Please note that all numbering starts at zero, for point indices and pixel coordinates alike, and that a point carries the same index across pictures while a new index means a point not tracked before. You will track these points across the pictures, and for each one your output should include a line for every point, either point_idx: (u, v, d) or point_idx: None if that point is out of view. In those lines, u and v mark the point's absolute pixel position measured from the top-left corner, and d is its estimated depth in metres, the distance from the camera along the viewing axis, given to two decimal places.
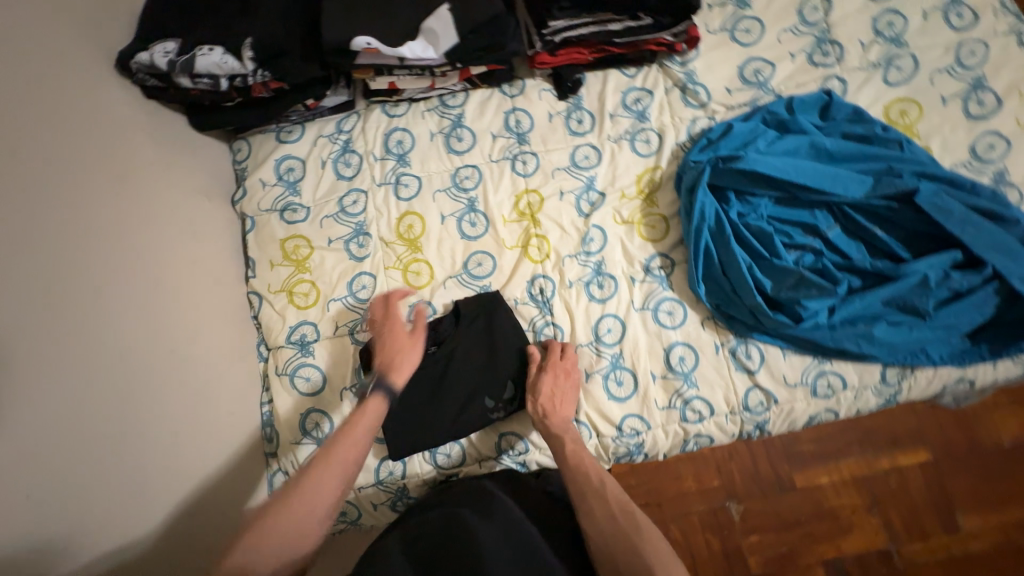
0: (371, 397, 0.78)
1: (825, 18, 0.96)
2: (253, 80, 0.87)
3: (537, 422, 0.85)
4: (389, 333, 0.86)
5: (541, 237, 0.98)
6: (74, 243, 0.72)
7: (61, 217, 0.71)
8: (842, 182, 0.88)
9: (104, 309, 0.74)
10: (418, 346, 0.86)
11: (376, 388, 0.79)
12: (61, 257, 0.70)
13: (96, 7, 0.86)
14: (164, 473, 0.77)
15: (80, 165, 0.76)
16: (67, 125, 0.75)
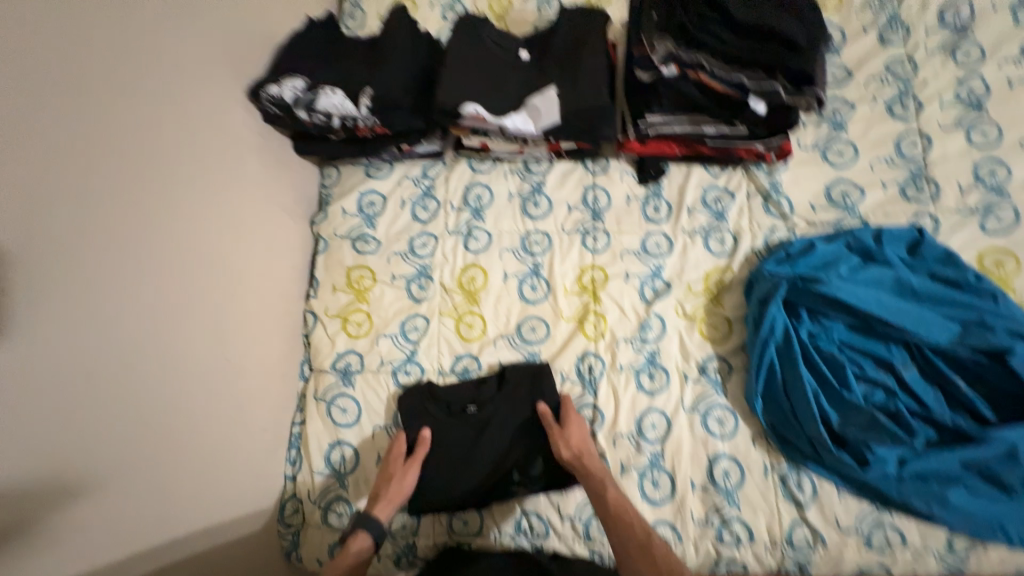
0: (354, 534, 0.79)
1: (922, 155, 0.96)
2: (362, 123, 0.93)
3: (572, 462, 0.82)
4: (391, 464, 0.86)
5: (598, 314, 0.97)
6: (167, 246, 0.78)
7: (161, 221, 0.77)
8: (927, 325, 0.84)
9: (175, 311, 0.78)
10: (411, 476, 0.85)
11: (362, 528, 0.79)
12: (151, 258, 0.75)
13: (244, 42, 0.96)
14: (187, 482, 0.78)
15: (190, 176, 0.83)
16: (189, 139, 0.83)
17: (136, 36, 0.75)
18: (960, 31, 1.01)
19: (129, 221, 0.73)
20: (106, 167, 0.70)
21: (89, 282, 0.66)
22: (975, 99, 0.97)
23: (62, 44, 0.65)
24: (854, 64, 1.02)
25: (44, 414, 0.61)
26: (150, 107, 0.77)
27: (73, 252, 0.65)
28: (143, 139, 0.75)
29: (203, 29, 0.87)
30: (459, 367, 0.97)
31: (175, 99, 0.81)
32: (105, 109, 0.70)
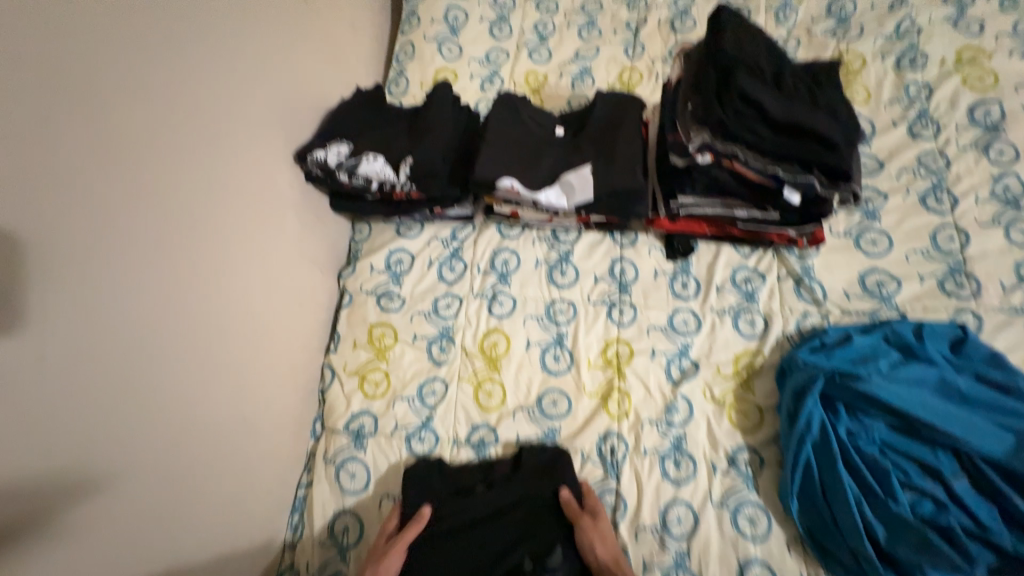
0: None
1: (960, 249, 0.94)
2: (399, 188, 0.97)
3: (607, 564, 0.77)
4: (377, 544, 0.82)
5: (623, 392, 0.94)
6: (203, 303, 0.79)
7: (201, 280, 0.79)
8: (978, 433, 0.78)
9: (199, 368, 0.79)
10: (393, 559, 0.78)
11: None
12: (187, 316, 0.77)
13: (296, 108, 1.02)
14: (187, 551, 0.76)
15: (234, 235, 0.86)
16: (237, 200, 0.87)
17: (205, 108, 0.80)
18: (992, 129, 1.02)
19: (173, 282, 0.75)
20: (161, 230, 0.72)
21: (127, 343, 0.68)
22: (1011, 197, 0.96)
23: (139, 118, 0.70)
24: (885, 155, 1.04)
25: (64, 480, 0.60)
26: (207, 171, 0.80)
27: (119, 314, 0.66)
28: (196, 202, 0.78)
29: (263, 99, 0.93)
30: (475, 438, 0.94)
31: (230, 163, 0.85)
32: (169, 176, 0.74)
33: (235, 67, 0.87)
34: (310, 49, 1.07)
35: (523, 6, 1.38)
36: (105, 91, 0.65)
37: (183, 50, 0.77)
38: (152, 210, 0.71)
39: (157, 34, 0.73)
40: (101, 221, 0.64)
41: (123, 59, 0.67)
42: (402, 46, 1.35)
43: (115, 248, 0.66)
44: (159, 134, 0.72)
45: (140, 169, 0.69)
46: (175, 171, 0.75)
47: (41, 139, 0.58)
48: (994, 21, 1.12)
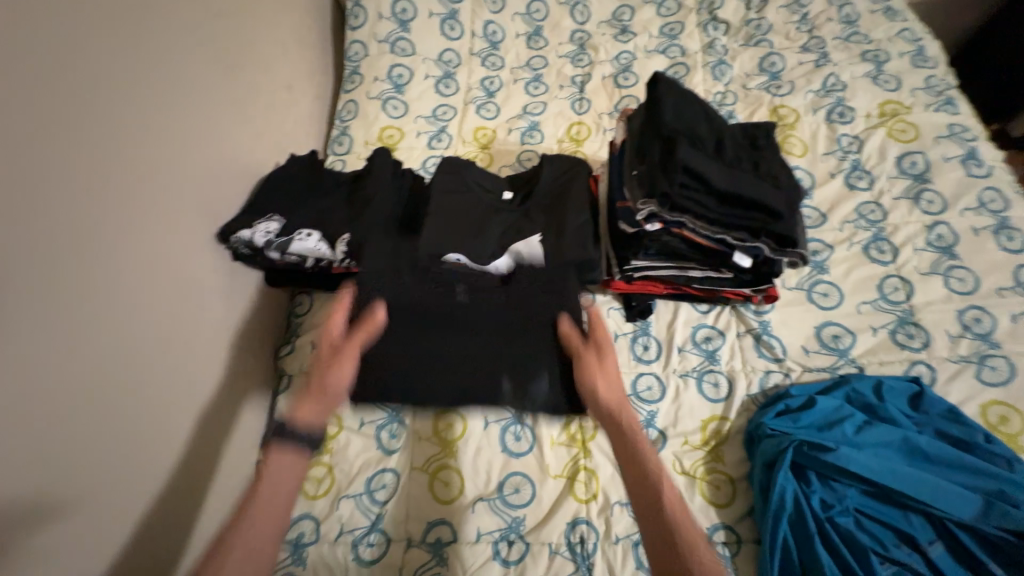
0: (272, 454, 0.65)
1: (906, 300, 0.96)
2: (337, 265, 0.90)
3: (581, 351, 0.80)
4: (320, 356, 0.77)
5: (590, 471, 0.87)
6: (89, 436, 0.65)
7: (87, 410, 0.65)
8: (947, 497, 0.77)
9: (85, 519, 0.64)
10: (345, 370, 0.74)
11: (274, 438, 0.66)
12: (68, 460, 0.63)
13: (224, 180, 0.92)
14: None
15: (139, 343, 0.73)
16: (146, 301, 0.74)
17: (103, 200, 0.68)
18: (920, 179, 1.06)
19: (48, 426, 0.60)
20: (45, 359, 0.60)
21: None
22: (945, 245, 0.99)
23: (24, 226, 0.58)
24: (826, 207, 1.06)
25: None
26: (103, 277, 0.68)
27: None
28: (83, 318, 0.65)
29: (185, 177, 0.83)
30: (431, 538, 0.83)
31: (137, 258, 0.73)
32: (44, 294, 0.60)
33: (148, 146, 0.76)
34: (241, 117, 0.98)
35: (469, 63, 1.37)
36: None
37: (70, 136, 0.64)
38: (15, 343, 0.57)
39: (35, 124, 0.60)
40: None
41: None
42: (344, 104, 1.31)
43: None
44: (35, 244, 0.59)
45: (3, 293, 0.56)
46: (55, 286, 0.62)
47: None
48: (908, 77, 1.20)
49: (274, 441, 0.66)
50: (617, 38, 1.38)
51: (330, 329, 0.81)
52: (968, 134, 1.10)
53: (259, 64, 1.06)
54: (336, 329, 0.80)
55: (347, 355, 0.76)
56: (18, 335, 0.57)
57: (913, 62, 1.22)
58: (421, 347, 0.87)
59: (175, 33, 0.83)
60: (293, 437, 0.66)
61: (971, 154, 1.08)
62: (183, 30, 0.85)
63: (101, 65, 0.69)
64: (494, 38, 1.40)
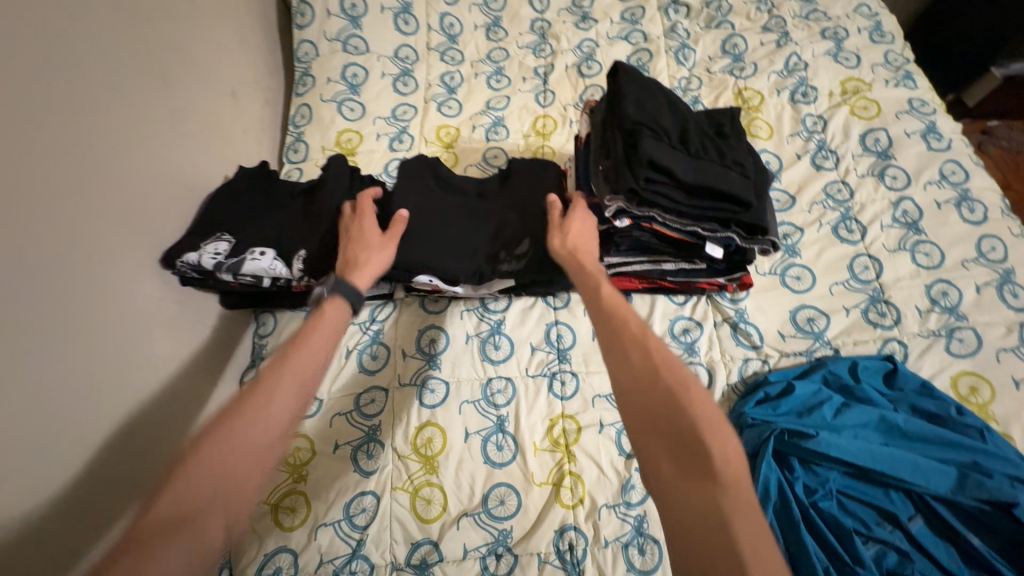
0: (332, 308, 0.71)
1: (876, 278, 0.96)
2: (296, 283, 0.84)
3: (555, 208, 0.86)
4: (357, 234, 0.80)
5: (575, 475, 0.86)
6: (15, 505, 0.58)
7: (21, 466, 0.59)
8: (924, 473, 0.78)
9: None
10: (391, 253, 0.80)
11: (330, 292, 0.73)
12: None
13: (166, 199, 0.86)
14: None
15: (72, 391, 0.66)
16: (77, 344, 0.67)
17: (14, 237, 0.60)
18: (884, 156, 1.07)
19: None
20: None
21: None
22: (911, 221, 1.00)
23: None
24: (795, 189, 1.05)
25: None
26: (20, 323, 0.60)
27: None
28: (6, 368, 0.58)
29: (119, 202, 0.76)
30: (416, 559, 0.81)
31: (60, 298, 0.65)
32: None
33: (68, 170, 0.68)
34: (181, 130, 0.91)
35: (427, 58, 1.31)
36: None
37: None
38: None
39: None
40: None
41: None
42: (298, 109, 1.24)
43: None
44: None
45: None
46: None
47: None
48: (868, 52, 1.20)
49: (327, 297, 0.72)
50: (578, 25, 1.34)
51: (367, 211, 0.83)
52: (927, 108, 1.11)
53: (198, 71, 0.98)
54: (371, 209, 0.83)
55: (380, 238, 0.80)
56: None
57: (871, 37, 1.22)
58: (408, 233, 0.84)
59: (98, 43, 0.76)
60: (346, 300, 0.73)
61: (931, 128, 1.09)
62: (103, 39, 0.77)
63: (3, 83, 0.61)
64: (451, 31, 1.35)
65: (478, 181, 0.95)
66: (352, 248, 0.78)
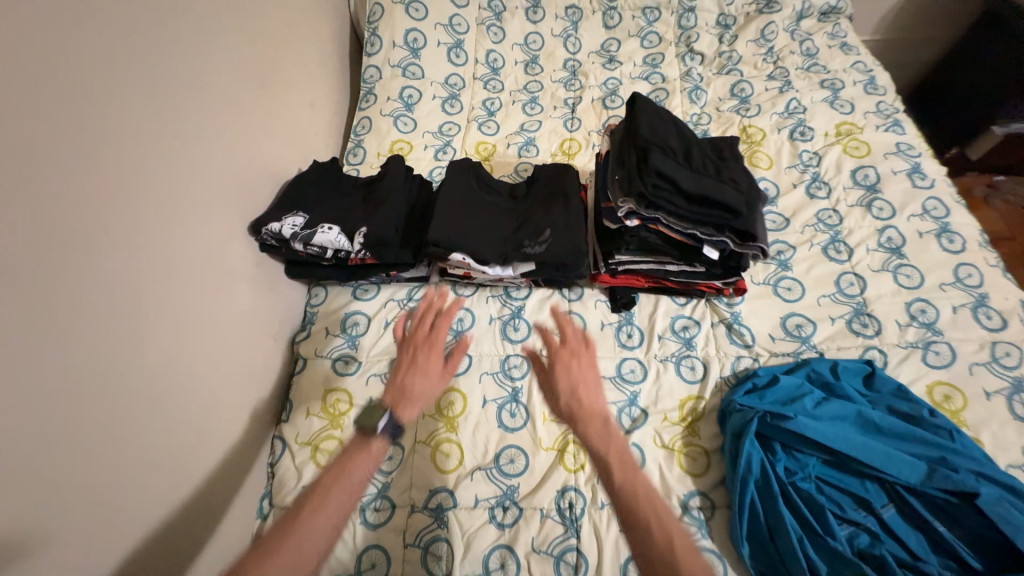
0: (375, 442, 0.79)
1: (860, 293, 1.07)
2: (354, 255, 1.00)
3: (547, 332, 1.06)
4: (424, 363, 0.95)
5: (578, 444, 0.96)
6: (119, 402, 0.72)
7: (139, 364, 0.75)
8: (895, 463, 0.86)
9: (105, 484, 0.70)
10: (433, 378, 0.94)
11: (386, 420, 0.81)
12: (99, 421, 0.69)
13: (254, 182, 1.05)
14: None
15: (170, 320, 0.81)
16: (177, 284, 0.83)
17: (143, 192, 0.77)
18: (872, 189, 1.20)
19: (88, 387, 0.68)
20: (113, 317, 0.71)
21: (68, 431, 0.65)
22: (895, 246, 1.12)
23: (110, 209, 0.71)
24: (789, 213, 1.19)
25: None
26: (144, 259, 0.76)
27: (65, 402, 0.65)
28: (140, 287, 0.76)
29: (222, 178, 0.95)
30: (433, 504, 0.91)
31: (174, 244, 0.82)
32: (81, 273, 0.67)
33: (185, 148, 0.86)
34: (269, 129, 1.12)
35: (472, 86, 1.52)
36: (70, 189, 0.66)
37: (118, 139, 0.73)
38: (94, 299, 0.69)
39: (89, 123, 0.69)
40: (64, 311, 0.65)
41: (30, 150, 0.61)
42: (359, 120, 1.45)
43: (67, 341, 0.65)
44: (75, 226, 0.66)
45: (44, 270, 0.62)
46: (91, 268, 0.68)
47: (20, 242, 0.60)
48: (861, 101, 1.35)
49: (376, 429, 0.79)
50: (606, 66, 1.54)
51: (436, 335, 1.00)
52: (914, 151, 1.25)
53: (285, 85, 1.20)
54: (442, 340, 1.00)
55: (436, 370, 0.95)
56: (55, 308, 0.64)
57: (866, 89, 1.38)
58: (449, 215, 0.98)
59: (221, 55, 0.97)
60: (395, 425, 0.82)
61: (916, 169, 1.22)
62: (222, 53, 0.97)
63: (151, 78, 0.79)
64: (494, 64, 1.56)
65: (507, 184, 1.10)
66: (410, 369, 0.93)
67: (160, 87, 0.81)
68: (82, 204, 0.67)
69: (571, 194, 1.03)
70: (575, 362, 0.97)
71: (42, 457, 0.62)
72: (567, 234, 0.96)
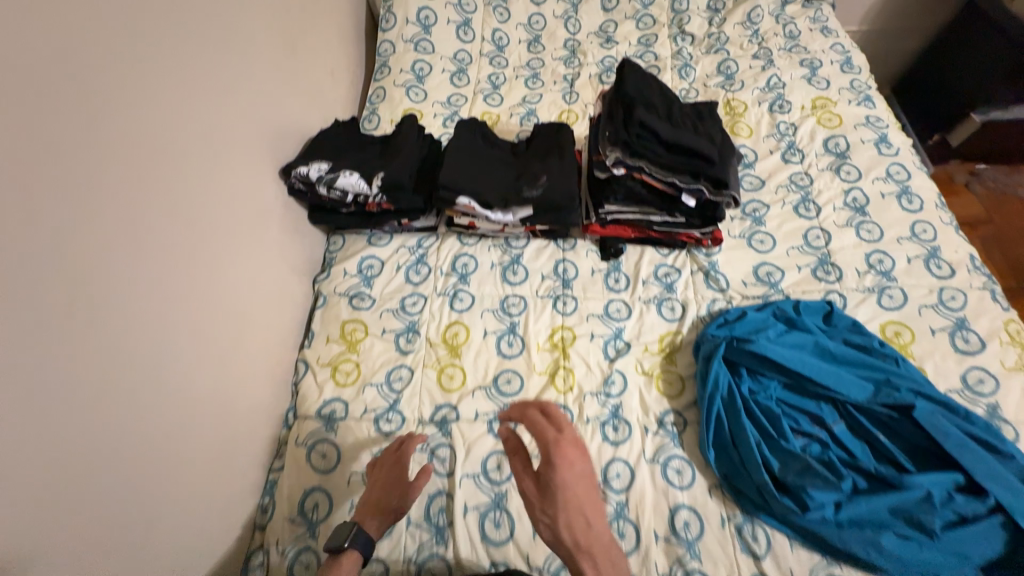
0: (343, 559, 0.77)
1: (825, 245, 1.19)
2: (371, 199, 1.14)
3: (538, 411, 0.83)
4: (390, 478, 0.87)
5: (567, 369, 1.08)
6: (170, 296, 0.84)
7: (186, 272, 0.88)
8: (845, 383, 0.97)
9: (161, 366, 0.82)
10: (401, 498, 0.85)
11: (349, 541, 0.77)
12: (154, 312, 0.81)
13: (281, 135, 1.18)
14: (168, 496, 0.81)
15: (210, 240, 0.94)
16: (215, 207, 0.95)
17: (188, 124, 0.89)
18: (841, 156, 1.31)
19: (148, 281, 0.80)
20: (166, 227, 0.84)
21: (134, 315, 0.78)
22: (859, 206, 1.23)
23: (163, 135, 0.84)
24: (765, 176, 1.30)
25: (77, 421, 0.68)
26: (189, 183, 0.89)
27: (130, 290, 0.77)
28: (187, 207, 0.89)
29: (253, 126, 1.08)
30: (438, 416, 1.04)
31: (214, 175, 0.95)
32: (141, 183, 0.80)
33: (219, 92, 0.98)
34: (293, 89, 1.24)
35: (478, 61, 1.64)
36: (134, 114, 0.79)
37: (164, 73, 0.85)
38: (151, 209, 0.82)
39: (141, 57, 0.81)
40: (128, 214, 0.77)
41: (97, 72, 0.74)
42: (374, 90, 1.57)
43: (132, 239, 0.78)
44: (136, 143, 0.79)
45: (112, 175, 0.75)
46: (147, 180, 0.81)
47: (97, 151, 0.73)
48: (836, 79, 1.47)
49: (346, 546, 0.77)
50: (603, 45, 1.66)
51: (403, 450, 0.89)
52: (881, 123, 1.36)
53: (308, 51, 1.32)
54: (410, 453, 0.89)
55: (403, 486, 0.86)
56: (122, 209, 0.76)
57: (842, 68, 1.49)
58: (457, 163, 1.11)
59: (253, 18, 1.10)
60: (362, 551, 0.78)
61: (883, 138, 1.33)
62: (253, 16, 1.10)
63: (191, 26, 0.92)
64: (500, 42, 1.68)
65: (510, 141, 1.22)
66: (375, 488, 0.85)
67: (200, 36, 0.93)
68: (142, 128, 0.80)
69: (566, 150, 1.15)
70: (578, 465, 0.75)
71: (113, 330, 0.74)
72: (561, 183, 1.09)
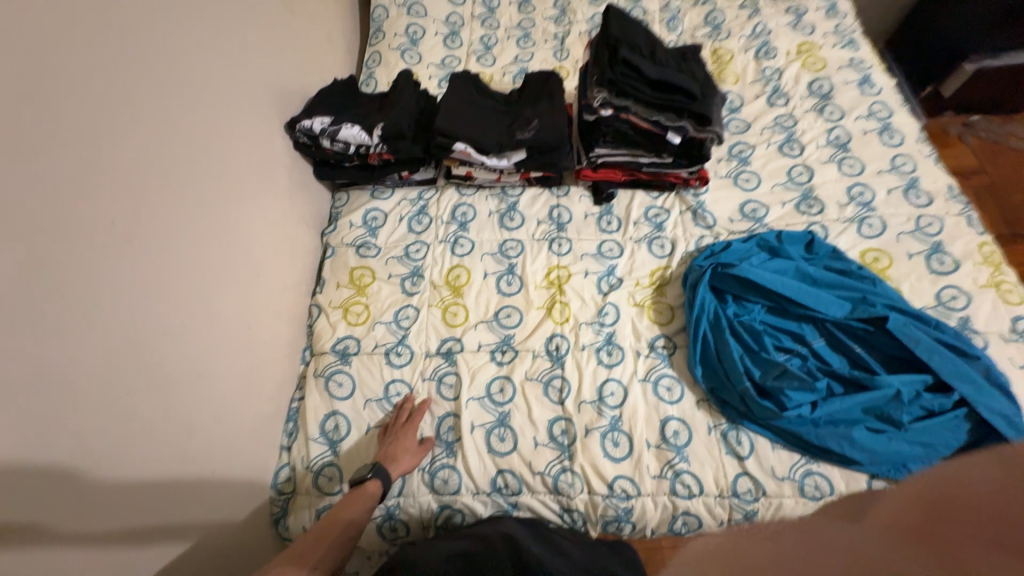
0: (366, 483, 0.91)
1: (808, 181, 1.24)
2: (373, 150, 1.22)
3: None
4: (400, 436, 0.98)
5: (564, 303, 1.15)
6: (195, 233, 0.92)
7: (207, 213, 0.95)
8: (825, 303, 1.03)
9: (191, 296, 0.90)
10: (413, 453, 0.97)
11: (372, 473, 0.91)
12: (182, 246, 0.89)
13: (285, 93, 1.24)
14: (203, 412, 0.90)
15: (225, 185, 1.01)
16: (229, 152, 1.03)
17: (201, 75, 0.96)
18: (825, 97, 1.35)
19: (176, 219, 0.88)
20: (188, 170, 0.91)
21: (166, 247, 0.85)
22: (841, 143, 1.28)
23: (179, 84, 0.91)
24: (751, 119, 1.35)
25: (121, 336, 0.76)
26: (204, 131, 0.96)
27: (159, 224, 0.84)
28: (204, 153, 0.96)
29: (258, 83, 1.14)
30: (444, 348, 1.11)
31: (225, 125, 1.02)
32: (166, 121, 0.87)
33: (227, 47, 1.04)
34: (294, 50, 1.30)
35: (470, 24, 1.68)
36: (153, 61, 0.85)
37: (178, 26, 0.92)
38: (174, 152, 0.89)
39: (157, 4, 0.88)
40: (155, 153, 0.84)
41: (120, 20, 0.80)
42: (371, 55, 1.62)
43: (159, 178, 0.85)
44: (156, 88, 0.86)
45: (140, 117, 0.82)
46: (170, 124, 0.88)
47: (124, 93, 0.80)
48: (821, 24, 1.50)
49: (368, 475, 0.91)
50: (592, 3, 1.69)
51: (414, 417, 1.01)
52: (865, 64, 1.40)
53: (305, 15, 1.37)
54: (420, 419, 1.02)
55: (414, 445, 0.98)
56: (148, 150, 0.83)
57: (827, 14, 1.52)
58: (453, 111, 1.17)
59: None
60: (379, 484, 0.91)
61: (866, 79, 1.37)
62: None
63: None
64: (491, 4, 1.72)
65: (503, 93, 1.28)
66: (389, 442, 0.97)
67: None
68: (161, 75, 0.87)
69: (557, 96, 1.21)
70: None
71: (149, 258, 0.82)
72: (552, 125, 1.14)
